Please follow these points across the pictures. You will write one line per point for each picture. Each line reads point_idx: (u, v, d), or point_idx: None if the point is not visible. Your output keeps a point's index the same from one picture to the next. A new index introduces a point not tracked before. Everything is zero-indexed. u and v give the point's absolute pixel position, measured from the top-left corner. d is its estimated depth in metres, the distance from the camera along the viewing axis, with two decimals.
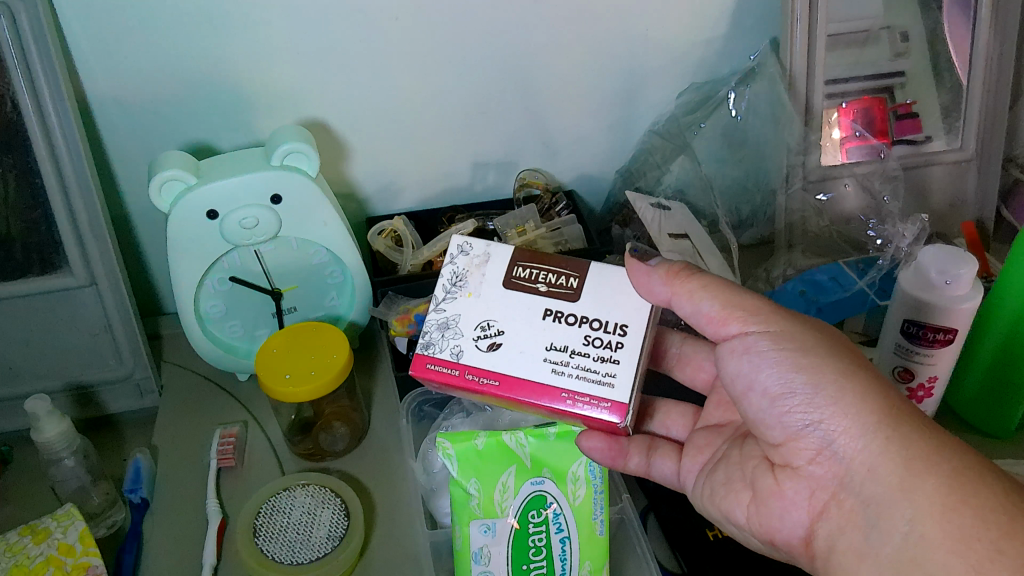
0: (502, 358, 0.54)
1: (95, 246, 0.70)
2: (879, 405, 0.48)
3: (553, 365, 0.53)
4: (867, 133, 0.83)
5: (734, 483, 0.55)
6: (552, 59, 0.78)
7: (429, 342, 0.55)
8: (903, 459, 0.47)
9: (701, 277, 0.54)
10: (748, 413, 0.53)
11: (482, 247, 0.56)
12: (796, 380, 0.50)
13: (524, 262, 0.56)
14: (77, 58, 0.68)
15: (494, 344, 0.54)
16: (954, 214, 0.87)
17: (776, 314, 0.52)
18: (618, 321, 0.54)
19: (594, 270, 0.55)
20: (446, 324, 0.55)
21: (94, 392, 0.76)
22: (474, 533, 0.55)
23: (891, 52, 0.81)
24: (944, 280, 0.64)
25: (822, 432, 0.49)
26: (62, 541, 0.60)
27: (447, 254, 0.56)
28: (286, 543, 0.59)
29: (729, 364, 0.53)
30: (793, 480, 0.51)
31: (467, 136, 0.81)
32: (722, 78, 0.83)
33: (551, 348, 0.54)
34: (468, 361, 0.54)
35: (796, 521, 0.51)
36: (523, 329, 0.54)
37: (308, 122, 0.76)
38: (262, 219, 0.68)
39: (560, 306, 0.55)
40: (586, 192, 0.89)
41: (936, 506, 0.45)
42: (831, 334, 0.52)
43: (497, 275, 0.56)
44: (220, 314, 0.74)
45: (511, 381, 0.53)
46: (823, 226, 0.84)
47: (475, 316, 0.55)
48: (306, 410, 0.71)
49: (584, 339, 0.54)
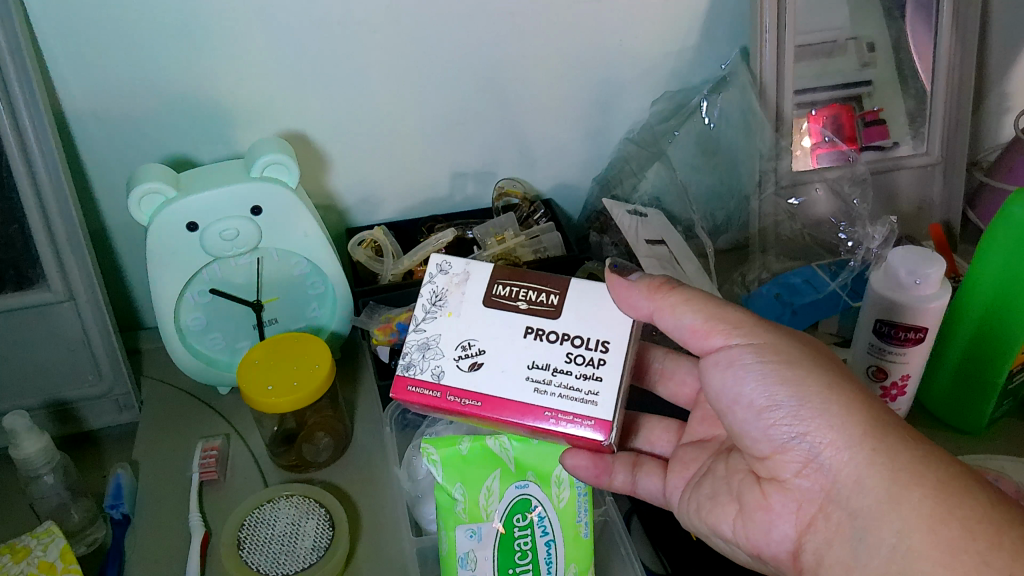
0: (484, 377, 0.55)
1: (74, 261, 0.69)
2: (863, 415, 0.49)
3: (536, 384, 0.54)
4: (835, 139, 0.84)
5: (721, 496, 0.56)
6: (528, 69, 0.79)
7: (410, 363, 0.56)
8: (890, 471, 0.47)
9: (682, 290, 0.55)
10: (734, 424, 0.54)
11: (461, 265, 0.57)
12: (781, 393, 0.51)
13: (504, 280, 0.56)
14: (52, 70, 0.68)
15: (475, 364, 0.55)
16: (921, 218, 0.89)
17: (759, 326, 0.53)
18: (600, 337, 0.55)
19: (574, 287, 0.56)
20: (426, 345, 0.56)
21: (73, 409, 0.75)
22: (460, 537, 0.55)
23: (857, 61, 0.83)
24: (913, 280, 0.65)
25: (808, 443, 0.50)
26: (43, 559, 0.59)
27: (427, 272, 0.57)
28: (271, 555, 0.59)
29: (715, 377, 0.54)
30: (780, 494, 0.52)
31: (445, 147, 0.82)
32: (695, 87, 0.85)
33: (534, 366, 0.54)
34: (449, 382, 0.55)
35: (784, 534, 0.52)
36: (506, 348, 0.55)
37: (287, 134, 0.77)
38: (243, 231, 0.69)
39: (541, 324, 0.55)
40: (564, 202, 0.90)
41: (924, 518, 0.46)
42: (813, 344, 0.53)
43: (477, 292, 0.56)
44: (201, 327, 0.74)
45: (494, 401, 0.54)
46: (796, 230, 0.86)
47: (456, 335, 0.55)
48: (289, 420, 0.70)
49: (566, 357, 0.54)
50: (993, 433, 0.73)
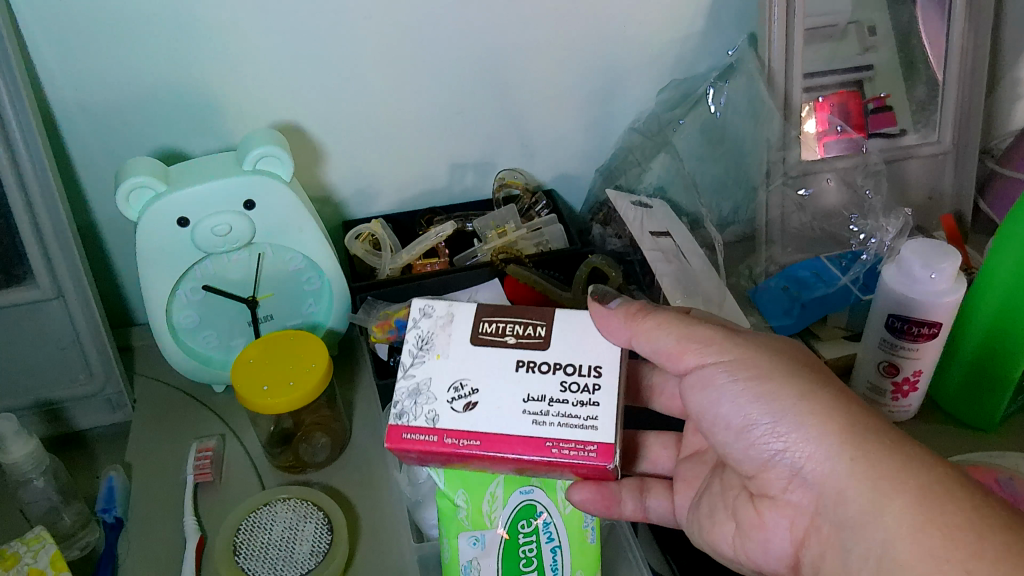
0: (480, 417, 0.51)
1: (61, 258, 0.67)
2: (836, 426, 0.47)
3: (533, 416, 0.51)
4: (846, 127, 0.82)
5: (719, 512, 0.56)
6: (528, 57, 0.77)
7: (402, 411, 0.51)
8: (871, 479, 0.45)
9: (657, 314, 0.53)
10: (717, 443, 0.53)
11: (446, 308, 0.54)
12: (757, 414, 0.49)
13: (489, 317, 0.53)
14: (35, 61, 0.66)
15: (470, 404, 0.51)
16: (932, 207, 0.87)
17: (731, 343, 0.51)
18: (591, 363, 0.52)
19: (559, 319, 0.54)
20: (417, 390, 0.52)
21: (64, 408, 0.73)
22: (463, 545, 0.53)
23: (860, 47, 0.80)
24: (928, 275, 0.63)
25: (790, 459, 0.49)
26: (32, 566, 0.58)
27: (410, 318, 0.54)
28: (268, 560, 0.57)
29: (696, 397, 0.53)
30: (773, 510, 0.51)
31: (443, 137, 0.79)
32: (700, 75, 0.83)
33: (530, 399, 0.51)
34: (445, 425, 0.51)
35: (781, 548, 0.52)
36: (498, 385, 0.52)
37: (280, 124, 0.74)
38: (235, 226, 0.66)
39: (532, 356, 0.52)
40: (565, 192, 0.88)
41: (906, 526, 0.44)
42: (789, 352, 0.51)
43: (463, 333, 0.53)
44: (194, 325, 0.72)
45: (494, 439, 0.50)
46: (805, 222, 0.84)
47: (447, 377, 0.52)
48: (285, 420, 0.68)
49: (560, 386, 0.52)
50: (1006, 427, 0.72)
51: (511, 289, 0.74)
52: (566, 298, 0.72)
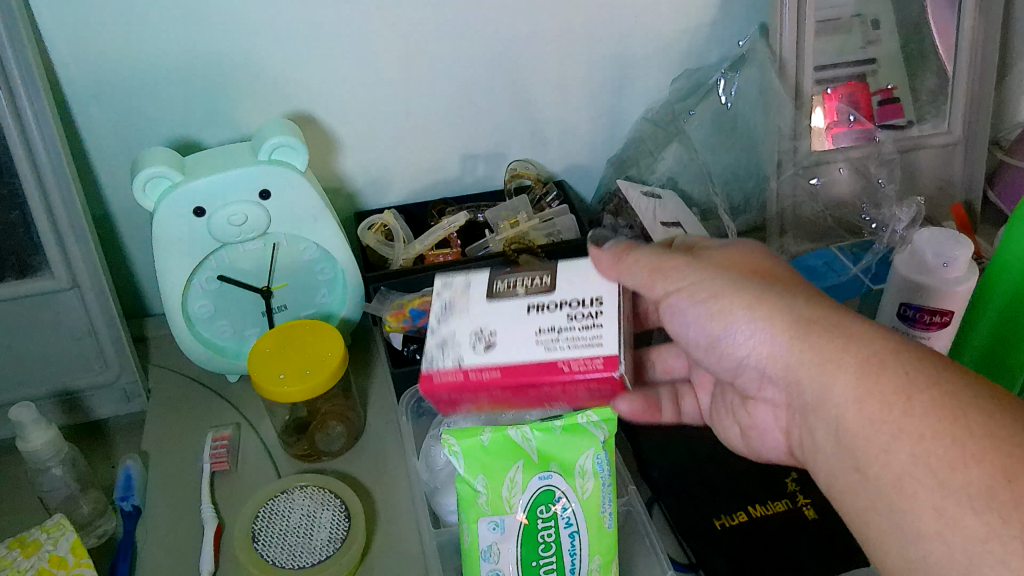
0: (499, 350, 0.52)
1: (77, 248, 0.67)
2: (788, 328, 0.47)
3: (545, 342, 0.52)
4: (857, 116, 0.82)
5: (732, 418, 0.59)
6: (540, 48, 0.77)
7: (427, 359, 0.53)
8: (818, 360, 0.45)
9: (636, 254, 0.54)
10: (700, 362, 0.55)
11: (463, 279, 0.57)
12: (716, 325, 0.50)
13: (501, 275, 0.56)
14: (51, 52, 0.66)
15: (489, 345, 0.52)
16: (943, 197, 0.87)
17: (692, 266, 0.52)
18: (591, 296, 0.54)
19: (560, 270, 0.56)
20: (442, 342, 0.53)
21: (81, 398, 0.74)
22: (483, 530, 0.53)
23: (862, 41, 0.80)
24: (941, 263, 0.64)
25: (754, 362, 0.49)
26: (53, 553, 0.58)
27: (433, 292, 0.57)
28: (287, 547, 0.58)
29: (672, 324, 0.54)
30: (762, 406, 0.54)
31: (456, 128, 0.80)
32: (712, 65, 0.83)
33: (542, 330, 0.52)
34: (468, 364, 0.52)
35: (777, 438, 0.55)
36: (513, 326, 0.53)
37: (294, 115, 0.74)
38: (251, 216, 0.67)
39: (541, 300, 0.54)
40: (576, 183, 0.88)
41: (857, 391, 0.43)
42: (742, 263, 0.52)
43: (483, 289, 0.56)
44: (209, 315, 0.72)
45: (512, 367, 0.51)
46: (817, 210, 0.84)
47: (469, 326, 0.54)
48: (301, 410, 0.69)
49: (567, 317, 0.53)
50: None
51: None
52: None
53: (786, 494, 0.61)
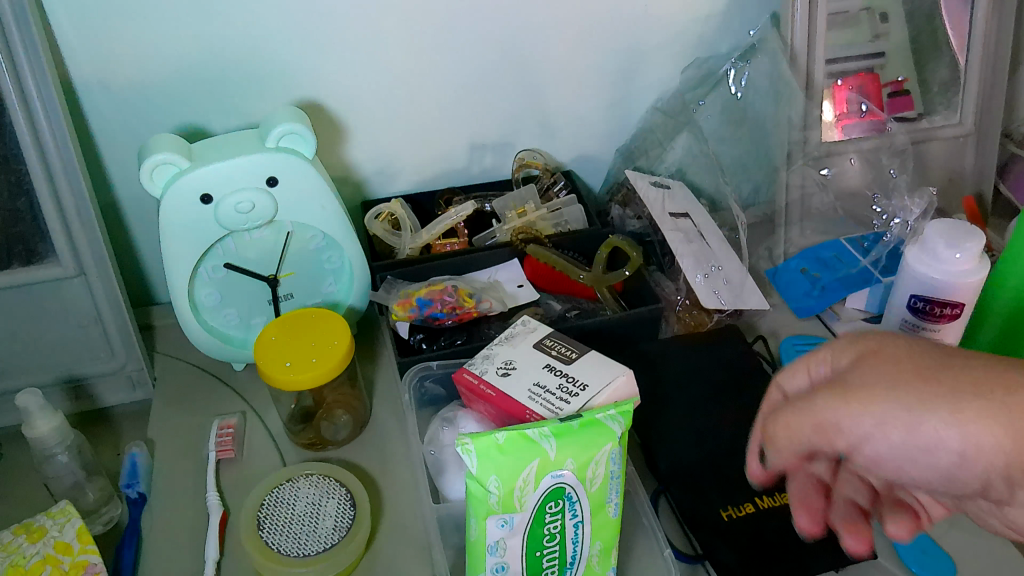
0: (507, 382, 0.57)
1: (84, 235, 0.67)
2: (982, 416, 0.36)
3: (531, 392, 0.56)
4: (869, 105, 0.82)
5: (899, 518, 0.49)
6: (550, 37, 0.76)
7: (471, 363, 0.60)
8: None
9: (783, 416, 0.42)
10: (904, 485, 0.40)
11: (469, 282, 0.73)
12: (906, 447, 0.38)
13: (558, 339, 0.60)
14: (58, 39, 0.66)
15: (505, 373, 0.58)
16: (954, 189, 0.86)
17: (851, 385, 0.40)
18: (584, 380, 0.56)
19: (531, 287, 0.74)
20: (486, 356, 0.60)
21: (87, 386, 0.73)
22: (491, 527, 0.50)
23: (871, 33, 0.80)
24: (953, 255, 0.63)
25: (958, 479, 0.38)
26: (59, 539, 0.58)
27: (447, 280, 0.72)
28: (292, 536, 0.57)
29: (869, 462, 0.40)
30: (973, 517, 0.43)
31: (464, 117, 0.79)
32: (722, 54, 0.82)
33: (539, 379, 0.57)
34: (489, 379, 0.58)
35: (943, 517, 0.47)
36: (529, 363, 0.59)
37: (302, 103, 0.74)
38: (258, 203, 0.66)
39: (561, 367, 0.58)
40: (585, 173, 0.87)
41: None
42: (885, 352, 0.41)
43: (540, 339, 0.61)
44: (215, 303, 0.72)
45: (502, 398, 0.56)
46: (827, 202, 0.83)
47: (507, 356, 0.60)
48: (307, 399, 0.68)
49: (557, 382, 0.56)
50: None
51: (533, 269, 0.75)
52: (587, 276, 0.73)
53: None
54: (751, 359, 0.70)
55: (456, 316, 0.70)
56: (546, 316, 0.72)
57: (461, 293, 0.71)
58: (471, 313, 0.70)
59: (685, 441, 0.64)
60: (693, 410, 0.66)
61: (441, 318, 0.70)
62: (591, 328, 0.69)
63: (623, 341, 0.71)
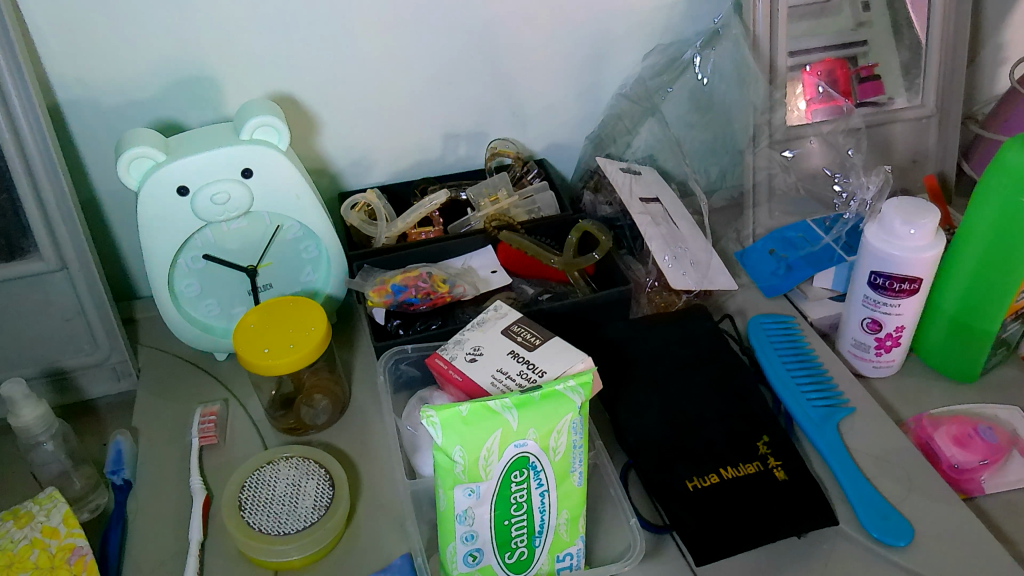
0: (473, 367, 0.59)
1: (64, 229, 0.69)
2: None
3: (493, 377, 0.58)
4: (831, 91, 0.83)
5: None
6: (518, 28, 0.78)
7: (444, 348, 0.62)
8: None
9: None
10: None
11: (442, 268, 0.75)
12: None
13: (523, 324, 0.62)
14: (34, 37, 0.67)
15: (472, 358, 0.60)
16: (916, 170, 0.88)
17: None
18: (543, 368, 0.58)
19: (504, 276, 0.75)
20: (457, 341, 0.62)
21: (72, 377, 0.75)
22: (458, 496, 0.52)
23: (853, 22, 0.82)
24: (908, 231, 0.65)
25: None
26: (46, 524, 0.60)
27: (422, 266, 0.74)
28: (272, 514, 0.60)
29: None
30: None
31: (436, 108, 0.81)
32: (687, 40, 0.84)
33: (501, 364, 0.59)
34: (458, 365, 0.60)
35: None
36: (494, 348, 0.61)
37: (276, 96, 0.76)
38: (234, 194, 0.68)
39: (523, 354, 0.60)
40: (557, 161, 0.89)
41: None
42: None
43: (505, 325, 0.63)
44: (196, 293, 0.74)
45: (467, 382, 0.59)
46: (790, 183, 0.85)
47: (475, 342, 0.62)
48: (286, 385, 0.71)
49: (517, 369, 0.58)
50: (988, 377, 0.73)
51: (505, 255, 0.77)
52: (557, 261, 0.75)
53: (757, 457, 0.63)
54: (716, 337, 0.72)
55: (430, 301, 0.72)
56: (519, 300, 0.74)
57: (436, 279, 0.73)
58: (445, 297, 0.72)
59: (651, 416, 0.66)
60: (658, 385, 0.68)
61: (416, 303, 0.71)
62: (560, 312, 0.70)
63: (593, 322, 0.73)
